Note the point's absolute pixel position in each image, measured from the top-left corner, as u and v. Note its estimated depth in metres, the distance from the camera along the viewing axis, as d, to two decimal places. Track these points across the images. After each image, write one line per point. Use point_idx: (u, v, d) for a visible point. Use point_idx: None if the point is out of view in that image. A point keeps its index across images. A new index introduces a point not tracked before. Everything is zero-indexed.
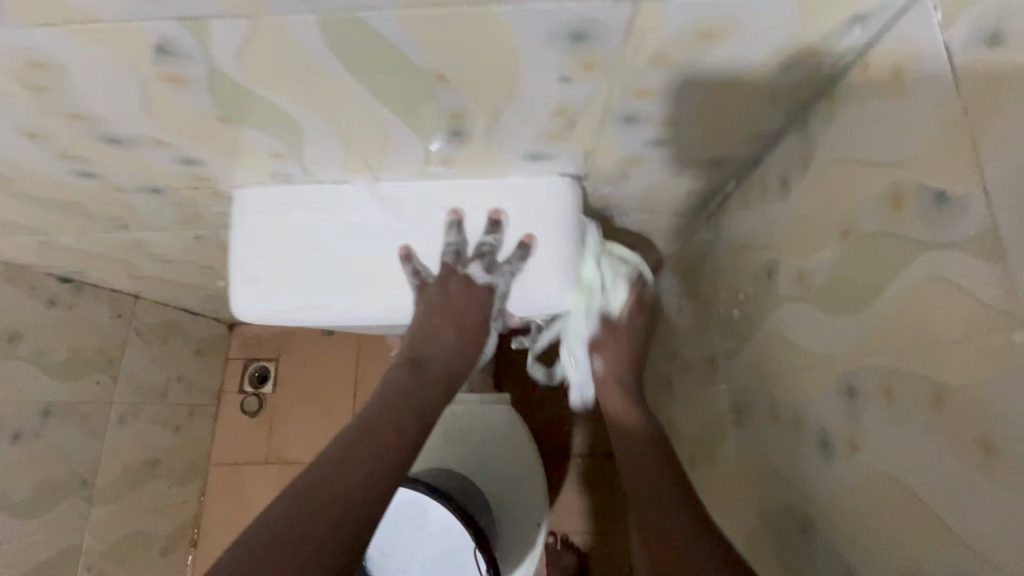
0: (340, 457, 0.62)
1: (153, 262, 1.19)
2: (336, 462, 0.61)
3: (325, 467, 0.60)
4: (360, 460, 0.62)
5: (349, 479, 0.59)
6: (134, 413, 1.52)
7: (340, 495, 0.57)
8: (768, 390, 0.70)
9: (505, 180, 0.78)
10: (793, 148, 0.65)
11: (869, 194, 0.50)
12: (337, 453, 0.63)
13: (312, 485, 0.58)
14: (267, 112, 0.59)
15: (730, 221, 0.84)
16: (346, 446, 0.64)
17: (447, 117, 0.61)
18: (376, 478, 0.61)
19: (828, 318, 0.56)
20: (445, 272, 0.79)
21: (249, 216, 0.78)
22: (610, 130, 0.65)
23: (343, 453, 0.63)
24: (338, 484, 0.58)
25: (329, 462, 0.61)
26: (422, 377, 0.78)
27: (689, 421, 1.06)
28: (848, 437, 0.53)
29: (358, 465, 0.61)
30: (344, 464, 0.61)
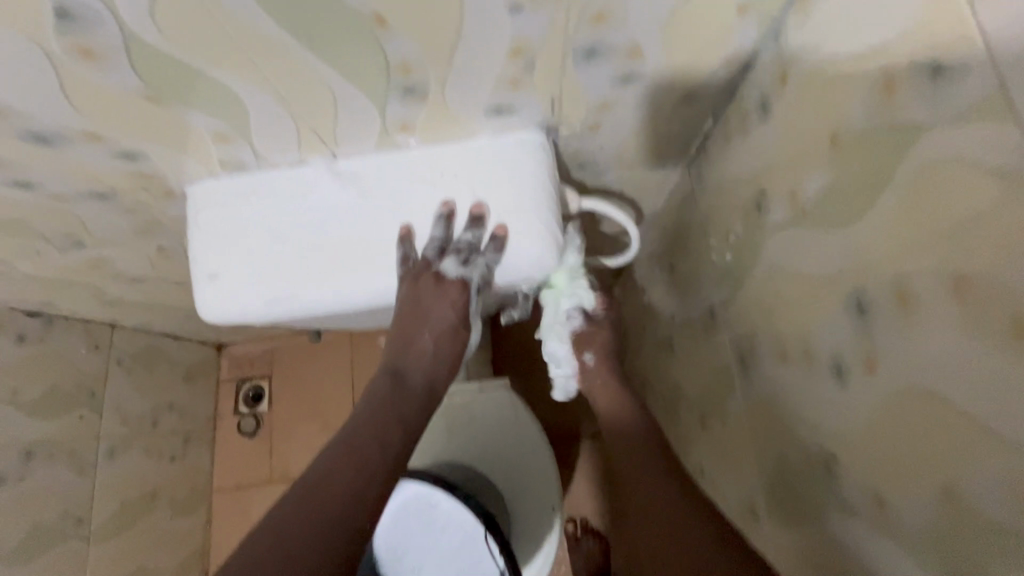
0: (324, 472, 0.58)
1: (120, 283, 1.14)
2: (319, 478, 0.58)
3: (309, 484, 0.57)
4: (343, 473, 0.58)
5: (335, 495, 0.56)
6: (126, 447, 1.47)
7: (325, 517, 0.54)
8: (771, 328, 0.66)
9: (471, 143, 0.74)
10: (768, 68, 0.61)
11: (856, 91, 0.46)
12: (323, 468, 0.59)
13: (295, 507, 0.54)
14: (201, 84, 0.55)
15: (712, 162, 0.81)
16: (331, 460, 0.60)
17: (396, 70, 0.57)
18: (364, 493, 0.58)
19: (827, 236, 0.52)
20: (422, 269, 0.75)
21: (203, 211, 0.74)
22: (572, 67, 0.61)
23: (328, 467, 0.59)
24: (325, 503, 0.55)
25: (311, 480, 0.58)
26: (401, 387, 0.73)
27: (693, 381, 1.02)
28: (862, 357, 0.49)
29: (343, 481, 0.58)
30: (329, 479, 0.57)
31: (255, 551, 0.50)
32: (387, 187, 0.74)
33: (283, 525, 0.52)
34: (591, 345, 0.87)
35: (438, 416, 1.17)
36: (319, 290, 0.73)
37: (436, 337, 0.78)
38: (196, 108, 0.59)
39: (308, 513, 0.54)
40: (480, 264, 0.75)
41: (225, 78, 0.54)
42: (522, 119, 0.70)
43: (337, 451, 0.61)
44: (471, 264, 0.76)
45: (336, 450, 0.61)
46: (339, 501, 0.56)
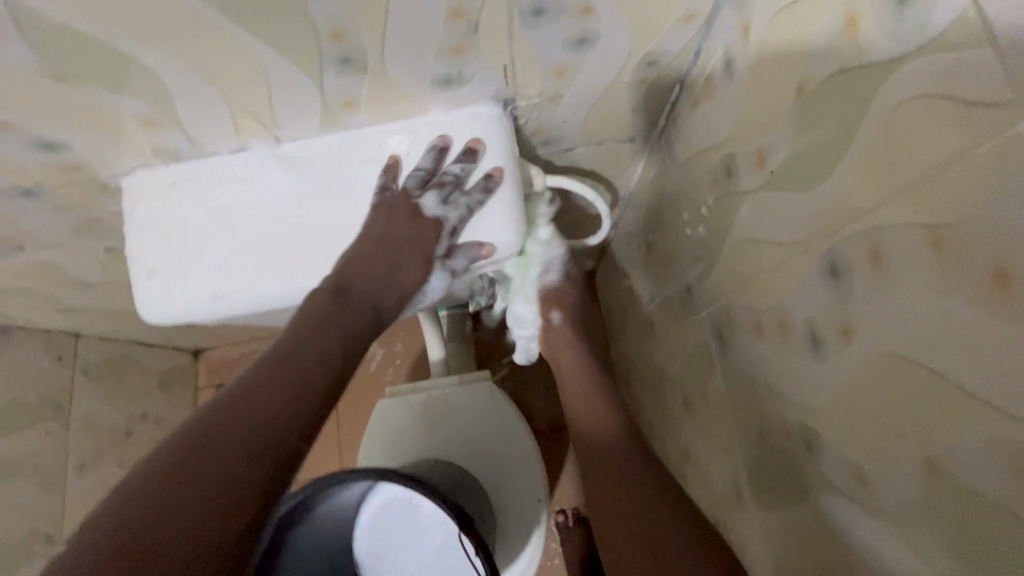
0: (253, 385, 0.52)
1: (74, 288, 1.08)
2: (247, 391, 0.52)
3: (238, 397, 0.51)
4: (273, 390, 0.53)
5: (261, 413, 0.50)
6: (96, 460, 1.40)
7: (244, 439, 0.48)
8: (746, 300, 0.63)
9: (422, 119, 0.69)
10: (729, 23, 0.57)
11: (819, 33, 0.42)
12: (253, 380, 0.53)
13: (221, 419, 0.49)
14: (111, 57, 0.50)
15: (681, 131, 0.77)
16: (262, 374, 0.54)
17: (326, 38, 0.52)
18: (297, 415, 0.52)
19: (799, 197, 0.49)
20: (401, 199, 0.69)
21: (139, 204, 0.69)
22: (520, 29, 0.56)
23: (258, 383, 0.53)
24: (252, 419, 0.49)
25: (239, 392, 0.52)
26: (346, 311, 0.64)
27: (675, 362, 0.98)
28: (838, 324, 0.46)
29: (273, 400, 0.52)
30: (257, 395, 0.51)
31: (174, 456, 0.46)
32: (337, 170, 0.69)
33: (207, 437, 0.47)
34: (562, 304, 0.94)
35: (417, 413, 1.13)
36: (268, 283, 0.68)
37: (400, 264, 0.70)
38: (110, 87, 0.54)
39: (233, 425, 0.48)
40: (462, 204, 0.69)
41: (132, 50, 0.49)
42: (474, 90, 0.66)
43: (271, 367, 0.55)
44: (452, 202, 0.70)
45: (267, 367, 0.55)
46: (265, 418, 0.50)
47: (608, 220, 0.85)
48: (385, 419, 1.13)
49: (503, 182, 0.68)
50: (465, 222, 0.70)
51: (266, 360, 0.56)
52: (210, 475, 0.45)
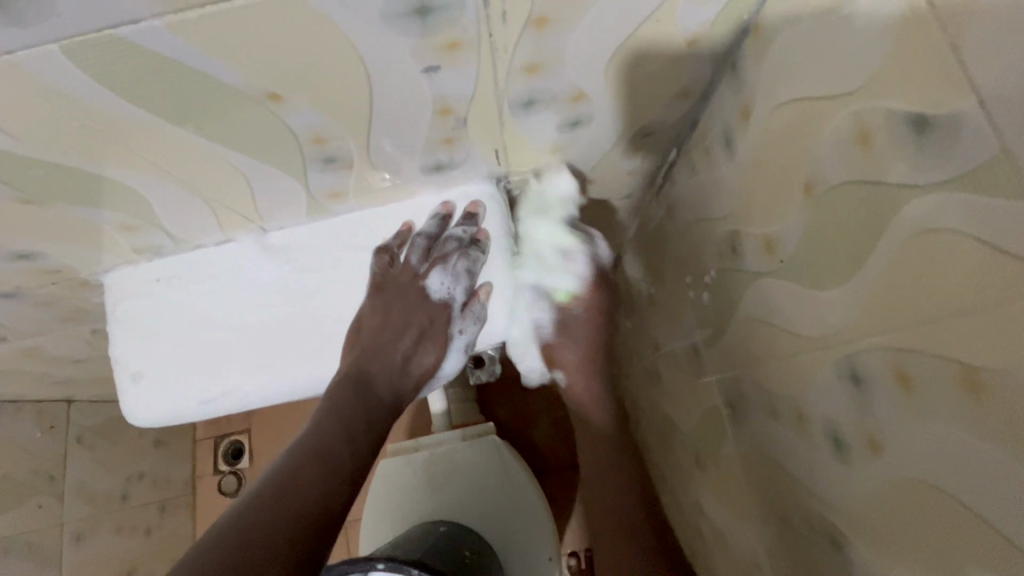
0: (292, 476, 0.53)
1: (64, 365, 1.05)
2: (287, 483, 0.52)
3: (278, 489, 0.52)
4: (311, 478, 0.53)
5: (298, 499, 0.51)
6: (93, 528, 1.29)
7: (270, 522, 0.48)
8: (759, 380, 0.60)
9: (413, 202, 0.66)
10: (728, 100, 0.55)
11: (831, 133, 0.40)
12: (291, 469, 0.54)
13: (265, 504, 0.50)
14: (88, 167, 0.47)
15: (679, 195, 0.74)
16: (299, 462, 0.55)
17: (308, 143, 0.50)
18: (331, 498, 0.52)
19: (812, 293, 0.46)
20: (408, 276, 0.65)
21: (122, 302, 0.66)
22: (511, 119, 0.54)
23: (298, 472, 0.54)
24: (293, 502, 0.50)
25: (282, 479, 0.52)
26: (365, 397, 0.62)
27: (684, 419, 0.95)
28: (862, 435, 0.43)
29: (311, 488, 0.52)
30: (300, 483, 0.53)
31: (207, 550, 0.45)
32: (324, 260, 0.66)
33: (257, 522, 0.48)
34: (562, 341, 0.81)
35: (420, 472, 1.09)
36: (257, 382, 0.65)
37: (415, 345, 0.65)
38: (85, 202, 0.52)
39: (279, 513, 0.49)
40: (465, 270, 0.63)
41: (98, 169, 0.48)
42: (466, 172, 0.63)
43: (306, 457, 0.56)
44: (456, 271, 0.64)
45: (308, 455, 0.56)
46: (309, 501, 0.51)
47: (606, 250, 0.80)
48: (388, 482, 1.09)
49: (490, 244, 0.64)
50: (472, 291, 0.65)
51: (302, 450, 0.56)
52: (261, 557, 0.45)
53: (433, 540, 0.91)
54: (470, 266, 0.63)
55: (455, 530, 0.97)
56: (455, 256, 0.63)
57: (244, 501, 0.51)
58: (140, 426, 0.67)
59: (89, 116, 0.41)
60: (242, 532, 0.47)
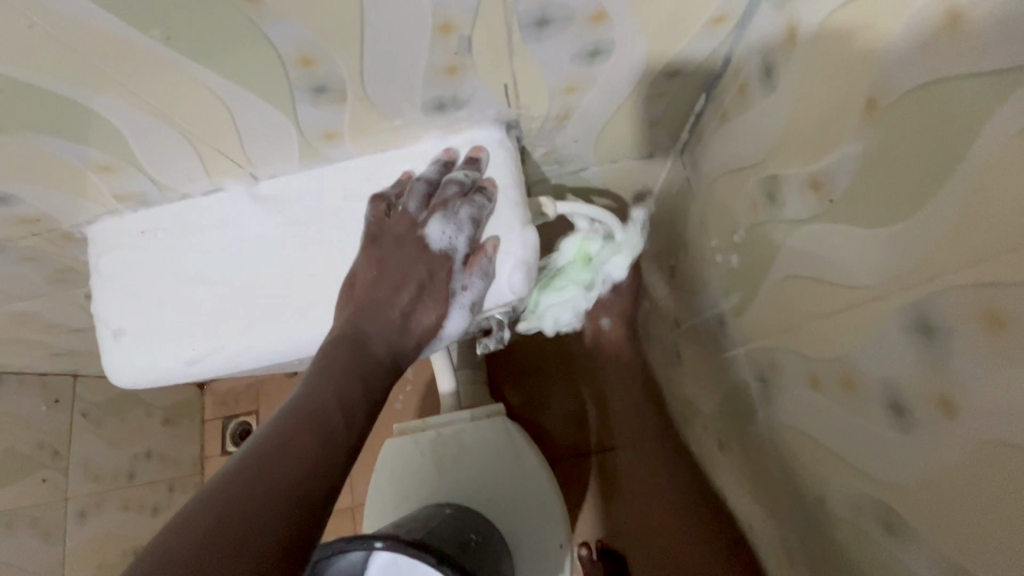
0: (279, 446, 0.43)
1: (65, 335, 1.01)
2: (272, 455, 0.43)
3: (262, 462, 0.42)
4: (306, 442, 0.44)
5: (286, 475, 0.41)
6: (98, 504, 1.24)
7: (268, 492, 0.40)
8: (797, 347, 0.54)
9: (413, 149, 0.61)
10: (770, 23, 0.48)
11: (910, 30, 0.33)
12: (277, 438, 0.44)
13: (247, 481, 0.40)
14: (53, 83, 0.42)
15: (706, 148, 0.68)
16: (286, 428, 0.45)
17: (295, 65, 0.45)
18: (328, 471, 0.43)
19: (872, 234, 0.40)
20: (405, 223, 0.57)
21: (104, 255, 0.62)
22: (523, 44, 0.48)
23: (287, 443, 0.44)
24: (282, 479, 0.41)
25: (271, 445, 0.44)
26: (359, 359, 0.52)
27: (704, 400, 0.88)
28: (934, 397, 0.37)
29: (303, 460, 0.43)
30: (291, 454, 0.43)
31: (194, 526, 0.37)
32: (314, 213, 0.61)
33: (242, 501, 0.39)
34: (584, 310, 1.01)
35: (427, 453, 1.03)
36: (243, 344, 0.61)
37: (415, 299, 0.56)
38: (60, 133, 0.48)
39: (264, 492, 0.40)
40: (468, 218, 0.57)
41: (69, 92, 0.43)
42: (473, 113, 0.57)
43: (296, 424, 0.46)
44: (457, 219, 0.57)
45: (295, 422, 0.46)
46: (301, 476, 0.42)
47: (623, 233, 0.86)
48: (393, 461, 1.04)
49: (494, 191, 0.58)
50: (476, 244, 0.58)
51: (287, 417, 0.47)
52: (247, 546, 0.37)
53: (438, 522, 0.85)
54: (474, 214, 0.57)
55: (461, 513, 0.92)
56: (457, 203, 0.57)
57: (222, 475, 0.41)
58: (122, 388, 0.63)
59: (43, 15, 0.36)
60: (219, 517, 0.38)
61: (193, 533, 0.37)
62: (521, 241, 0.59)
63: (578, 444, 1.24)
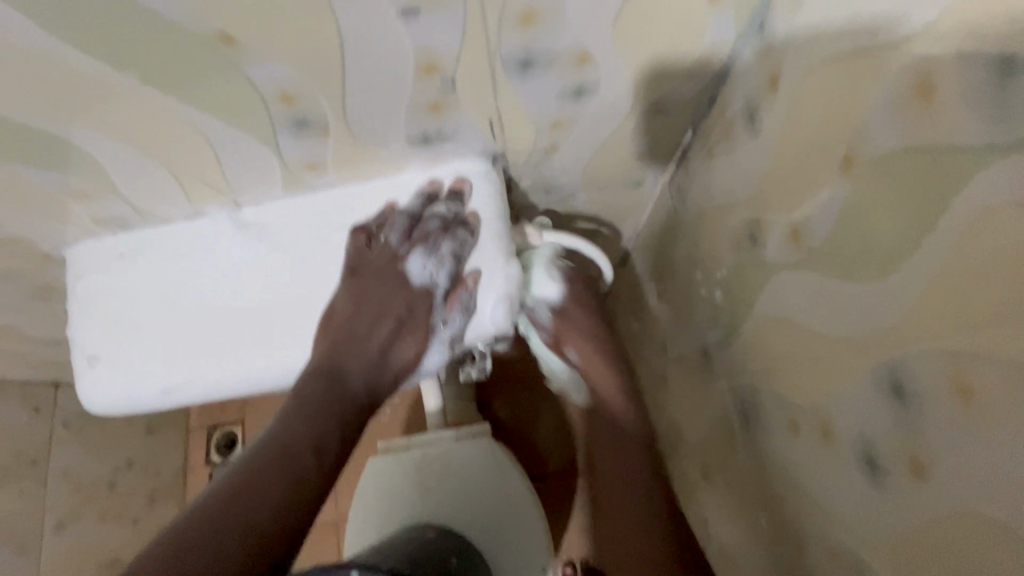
0: (243, 489, 0.43)
1: (47, 347, 0.99)
2: (239, 495, 0.43)
3: (228, 503, 0.42)
4: (272, 486, 0.44)
5: (251, 518, 0.42)
6: (77, 516, 1.18)
7: (224, 539, 0.40)
8: (777, 388, 0.53)
9: (399, 179, 0.60)
10: (753, 68, 0.48)
11: (885, 92, 0.34)
12: (245, 477, 0.45)
13: (211, 523, 0.41)
14: (27, 111, 0.41)
15: (693, 181, 0.68)
16: (255, 468, 0.46)
17: (275, 102, 0.45)
18: (295, 510, 0.44)
19: (849, 289, 0.40)
20: (386, 257, 0.58)
21: (82, 279, 0.61)
22: (507, 82, 0.48)
23: (257, 482, 0.44)
24: (241, 526, 0.41)
25: (238, 488, 0.44)
26: (336, 394, 0.53)
27: (690, 428, 0.88)
28: (907, 457, 0.37)
29: (270, 500, 0.43)
30: (258, 494, 0.43)
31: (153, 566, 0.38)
32: (297, 241, 0.60)
33: (197, 547, 0.39)
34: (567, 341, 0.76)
35: (410, 472, 1.01)
36: (222, 371, 0.60)
37: (394, 335, 0.58)
38: (37, 161, 0.47)
39: (221, 541, 0.40)
40: (450, 253, 0.57)
41: (45, 123, 0.43)
42: (458, 145, 0.57)
43: (265, 463, 0.46)
44: (437, 256, 0.58)
45: (266, 460, 0.47)
46: (267, 516, 0.42)
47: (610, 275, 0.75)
48: (377, 480, 1.01)
49: (477, 224, 0.58)
50: (457, 280, 0.58)
51: (259, 455, 0.47)
52: None
53: (418, 546, 0.84)
54: (456, 249, 0.58)
55: (442, 536, 0.90)
56: (439, 237, 0.57)
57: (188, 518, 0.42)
58: (97, 413, 0.62)
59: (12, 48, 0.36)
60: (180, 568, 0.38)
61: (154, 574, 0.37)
62: (502, 279, 0.57)
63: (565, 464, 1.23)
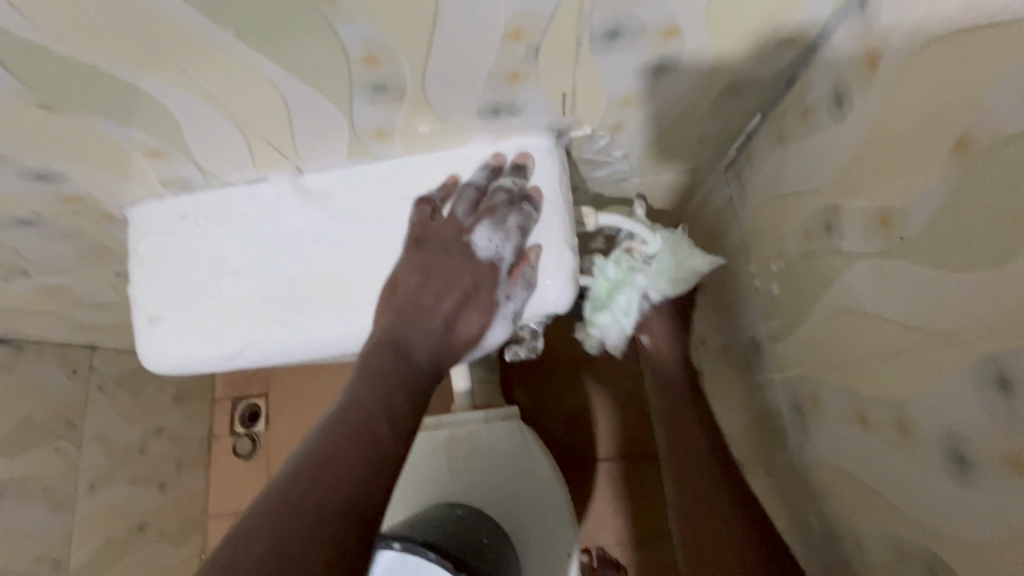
0: (325, 458, 0.44)
1: (92, 310, 1.00)
2: (322, 467, 0.43)
3: (311, 475, 0.42)
4: (354, 453, 0.44)
5: (336, 485, 0.42)
6: (109, 477, 1.16)
7: (318, 504, 0.40)
8: (843, 380, 0.52)
9: (461, 151, 0.59)
10: (848, 46, 0.47)
11: (1019, 70, 0.32)
12: (326, 447, 0.45)
13: (298, 490, 0.41)
14: (116, 58, 0.41)
15: (756, 169, 0.66)
16: (332, 436, 0.46)
17: (359, 63, 0.44)
18: (376, 482, 0.43)
19: (946, 280, 0.39)
20: (451, 229, 0.57)
21: (143, 237, 0.62)
22: (591, 54, 0.47)
23: (337, 454, 0.44)
24: (331, 492, 0.41)
25: (320, 455, 0.44)
26: (403, 367, 0.52)
27: (725, 421, 0.87)
28: (1004, 453, 0.36)
29: (353, 473, 0.43)
30: (342, 466, 0.43)
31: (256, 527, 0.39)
32: (357, 209, 0.60)
33: (292, 512, 0.40)
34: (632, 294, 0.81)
35: (441, 452, 0.99)
36: (276, 336, 0.60)
37: (458, 309, 0.56)
38: (116, 117, 0.48)
39: (315, 505, 0.40)
40: (516, 227, 0.57)
41: (129, 76, 0.43)
42: (527, 120, 0.56)
43: (341, 434, 0.46)
44: (504, 230, 0.57)
45: (344, 433, 0.46)
46: (352, 488, 0.42)
47: (604, 142, 0.64)
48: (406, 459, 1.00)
49: (542, 200, 0.57)
50: (524, 255, 0.57)
51: (335, 423, 0.47)
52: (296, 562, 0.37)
53: (452, 524, 0.83)
54: (522, 222, 0.57)
55: (473, 516, 0.89)
56: (506, 211, 0.56)
57: (275, 484, 0.42)
58: (153, 372, 0.63)
59: None
60: (280, 530, 0.39)
61: (252, 547, 0.38)
62: (569, 261, 0.57)
63: (589, 452, 1.21)
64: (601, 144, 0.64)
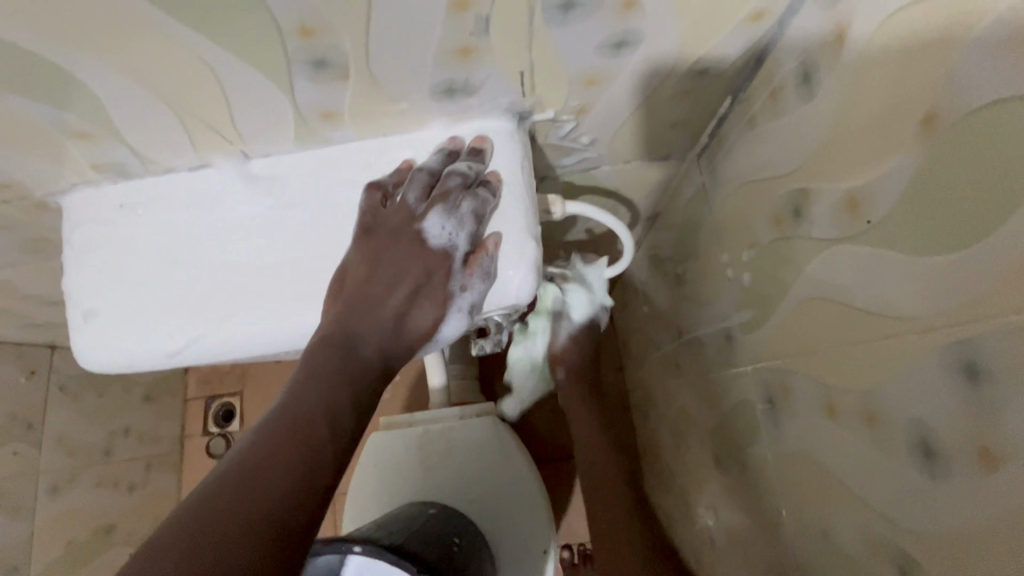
0: (257, 461, 0.41)
1: (45, 307, 0.95)
2: (252, 470, 0.40)
3: (240, 480, 0.39)
4: (288, 455, 0.41)
5: (265, 490, 0.39)
6: (71, 480, 1.11)
7: (245, 511, 0.37)
8: (812, 371, 0.50)
9: (417, 135, 0.57)
10: (816, 20, 0.44)
11: (987, 36, 0.30)
12: (259, 447, 0.42)
13: (225, 496, 0.38)
14: (18, 24, 0.37)
15: (727, 154, 0.64)
16: (266, 436, 0.42)
17: (296, 35, 0.41)
18: (309, 487, 0.40)
19: (914, 263, 0.37)
20: (403, 215, 0.54)
21: (80, 227, 0.58)
22: (546, 28, 0.44)
23: (267, 458, 0.41)
24: (259, 498, 0.38)
25: (251, 458, 0.41)
26: (348, 361, 0.49)
27: (700, 413, 0.85)
28: (975, 444, 0.34)
29: (284, 478, 0.40)
30: (271, 471, 0.40)
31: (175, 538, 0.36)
32: (308, 196, 0.57)
33: (215, 521, 0.37)
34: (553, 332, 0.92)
35: (413, 450, 0.96)
36: (223, 331, 0.57)
37: (411, 299, 0.53)
38: (35, 94, 0.44)
39: (241, 514, 0.37)
40: (471, 213, 0.54)
41: (42, 47, 0.39)
42: (484, 101, 0.53)
43: (276, 435, 0.43)
44: (458, 216, 0.54)
45: (277, 434, 0.43)
46: (280, 495, 0.39)
47: (568, 127, 0.61)
48: (377, 457, 0.97)
49: (499, 185, 0.55)
50: (480, 243, 0.54)
51: (271, 423, 0.44)
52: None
53: (423, 523, 0.80)
54: (477, 208, 0.54)
55: (446, 514, 0.87)
56: (459, 195, 0.54)
57: (201, 490, 0.39)
58: (93, 370, 0.59)
59: None
60: (200, 542, 0.36)
61: (165, 561, 0.35)
62: (529, 249, 0.55)
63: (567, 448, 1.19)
64: (564, 129, 0.61)
